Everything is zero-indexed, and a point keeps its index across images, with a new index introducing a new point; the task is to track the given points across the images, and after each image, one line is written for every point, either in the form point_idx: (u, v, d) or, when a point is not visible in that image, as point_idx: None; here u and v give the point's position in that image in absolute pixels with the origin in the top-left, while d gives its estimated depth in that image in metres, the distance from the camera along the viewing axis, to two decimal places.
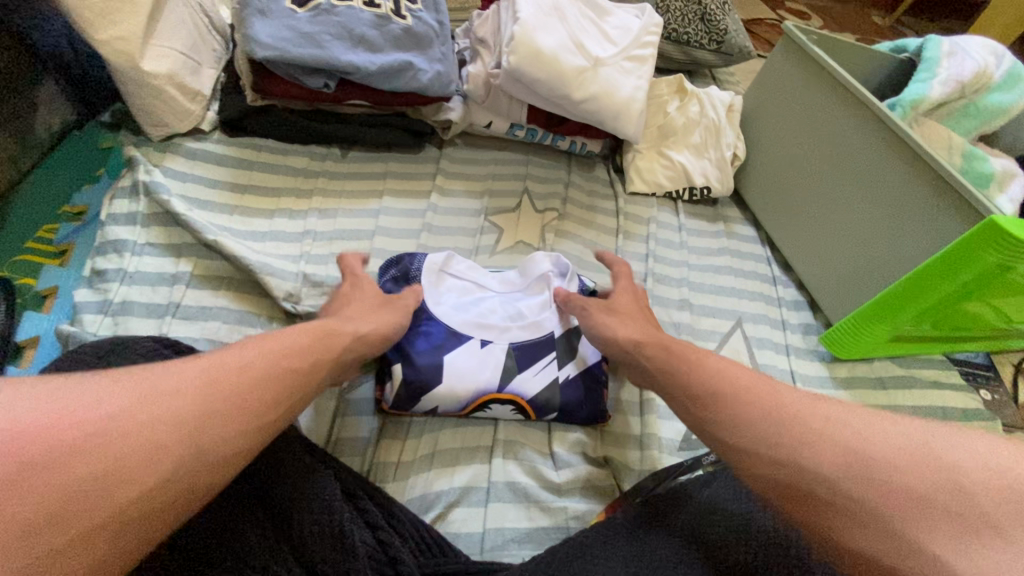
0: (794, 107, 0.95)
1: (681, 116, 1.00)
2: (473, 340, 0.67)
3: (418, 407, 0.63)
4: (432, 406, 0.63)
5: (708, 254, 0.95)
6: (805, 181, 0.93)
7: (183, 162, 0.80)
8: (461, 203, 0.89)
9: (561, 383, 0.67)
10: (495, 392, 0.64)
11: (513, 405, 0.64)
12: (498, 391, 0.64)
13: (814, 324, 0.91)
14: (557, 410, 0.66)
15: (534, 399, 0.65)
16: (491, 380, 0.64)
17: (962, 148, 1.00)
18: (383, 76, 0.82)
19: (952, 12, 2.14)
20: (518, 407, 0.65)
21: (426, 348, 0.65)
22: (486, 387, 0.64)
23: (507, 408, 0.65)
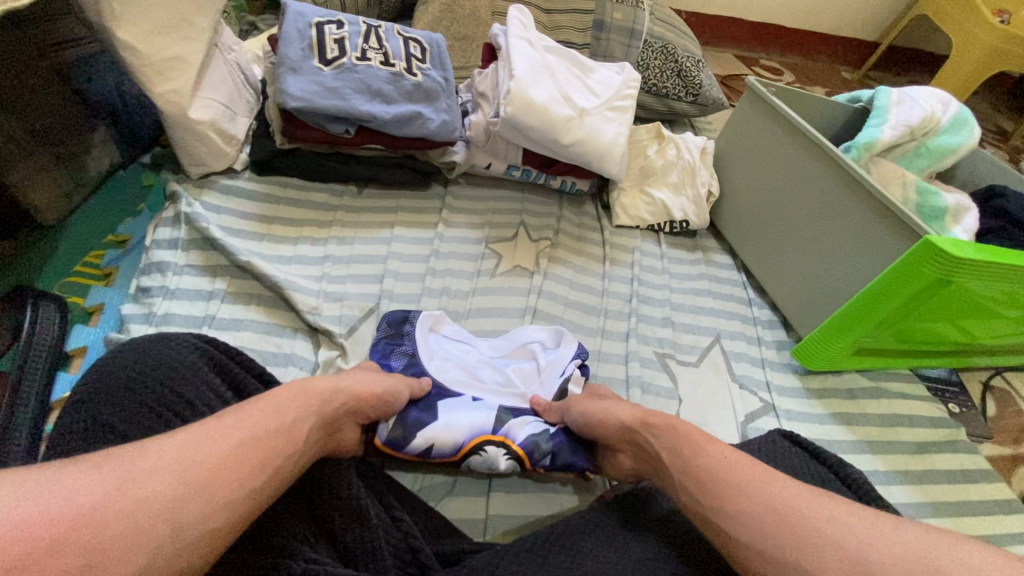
0: (760, 151, 1.07)
1: (660, 158, 1.11)
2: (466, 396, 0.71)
3: (413, 446, 0.64)
4: (426, 445, 0.65)
5: (689, 279, 1.04)
6: (774, 216, 1.04)
7: (218, 196, 0.91)
8: (464, 233, 0.99)
9: (550, 431, 0.69)
10: (489, 434, 0.66)
11: (507, 449, 0.66)
12: (492, 432, 0.66)
13: (787, 340, 0.99)
14: (548, 455, 0.67)
15: (526, 443, 0.67)
16: (485, 423, 0.67)
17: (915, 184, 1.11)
18: (396, 124, 0.94)
19: (915, 67, 2.33)
20: (510, 453, 0.66)
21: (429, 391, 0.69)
22: (481, 429, 0.66)
23: (500, 452, 0.65)
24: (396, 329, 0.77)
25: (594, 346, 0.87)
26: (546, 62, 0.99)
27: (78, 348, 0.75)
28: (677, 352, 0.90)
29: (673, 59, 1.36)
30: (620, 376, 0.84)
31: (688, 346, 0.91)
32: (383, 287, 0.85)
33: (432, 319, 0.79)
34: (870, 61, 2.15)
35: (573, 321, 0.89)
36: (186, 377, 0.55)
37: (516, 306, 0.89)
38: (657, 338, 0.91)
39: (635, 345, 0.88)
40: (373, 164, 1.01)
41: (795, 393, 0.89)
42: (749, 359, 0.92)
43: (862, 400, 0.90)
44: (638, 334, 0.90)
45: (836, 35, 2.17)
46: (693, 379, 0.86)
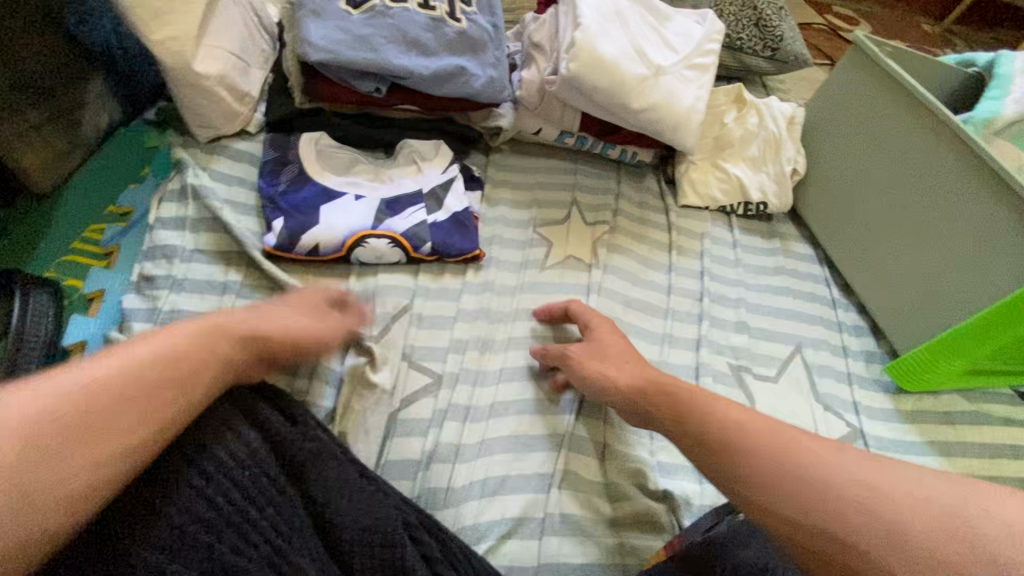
0: (864, 121, 0.89)
1: (740, 127, 0.95)
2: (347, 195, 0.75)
3: (300, 247, 0.70)
4: (313, 244, 0.70)
5: (765, 273, 0.90)
6: (871, 202, 0.88)
7: (231, 164, 0.79)
8: (510, 213, 0.87)
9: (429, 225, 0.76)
10: (368, 229, 0.72)
11: (391, 240, 0.72)
12: (370, 228, 0.72)
13: (877, 351, 0.85)
14: (430, 244, 0.74)
15: (407, 233, 0.74)
16: (365, 219, 0.73)
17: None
18: (435, 83, 0.80)
19: (1009, 18, 2.03)
20: (395, 242, 0.73)
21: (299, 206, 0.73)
22: (360, 224, 0.72)
23: (383, 242, 0.72)
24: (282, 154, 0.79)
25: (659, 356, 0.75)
26: (617, 7, 0.82)
27: (76, 343, 0.66)
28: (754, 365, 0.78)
29: (751, 5, 1.16)
30: None
31: (764, 356, 0.79)
32: (417, 281, 0.74)
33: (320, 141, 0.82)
34: (958, 12, 1.88)
35: (636, 326, 0.77)
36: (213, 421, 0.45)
37: None
38: (731, 346, 0.78)
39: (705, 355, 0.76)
40: (406, 128, 0.88)
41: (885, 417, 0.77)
42: (835, 374, 0.80)
43: (962, 426, 0.78)
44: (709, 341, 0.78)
45: None
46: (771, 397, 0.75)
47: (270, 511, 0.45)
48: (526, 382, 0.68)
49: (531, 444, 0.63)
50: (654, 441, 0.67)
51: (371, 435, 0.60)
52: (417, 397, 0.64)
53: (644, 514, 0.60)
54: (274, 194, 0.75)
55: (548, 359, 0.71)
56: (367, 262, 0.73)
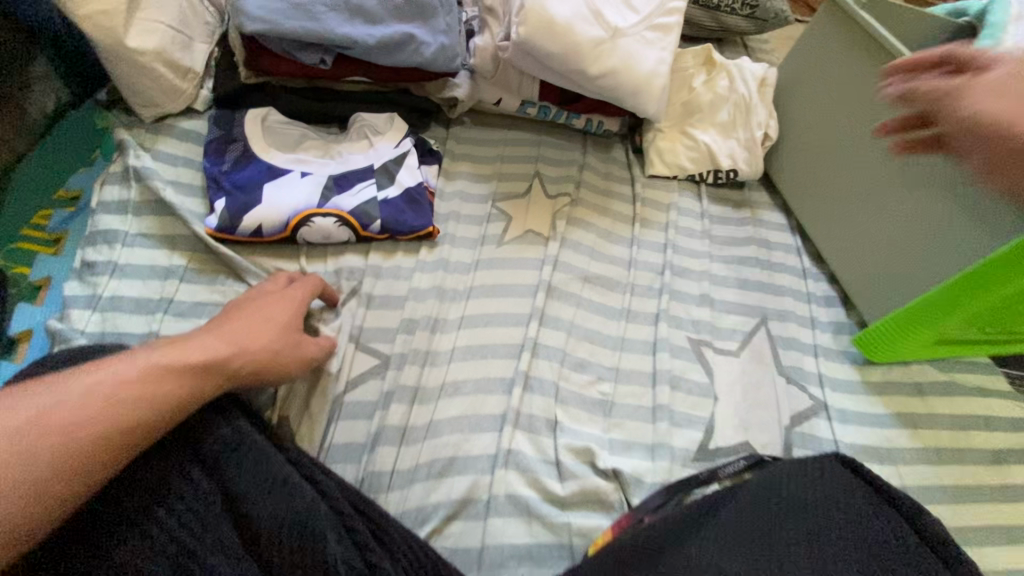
0: (837, 81, 0.85)
1: (708, 92, 0.92)
2: (293, 173, 0.73)
3: (242, 229, 0.68)
4: (255, 226, 0.68)
5: (733, 244, 0.87)
6: (843, 167, 0.84)
7: (176, 144, 0.76)
8: (468, 187, 0.85)
9: (379, 201, 0.74)
10: (314, 208, 0.70)
11: (337, 218, 0.70)
12: (316, 207, 0.70)
13: (847, 322, 0.82)
14: (379, 221, 0.72)
15: (355, 211, 0.72)
16: (311, 198, 0.71)
17: None
18: (382, 52, 0.77)
19: None
20: (343, 221, 0.71)
21: (245, 186, 0.70)
22: (306, 204, 0.70)
23: (330, 221, 0.70)
24: (226, 133, 0.76)
25: (618, 332, 0.73)
26: None
27: (22, 331, 0.66)
28: (716, 339, 0.76)
29: None
30: (646, 369, 0.71)
31: (727, 330, 0.77)
32: (367, 261, 0.72)
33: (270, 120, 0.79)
34: None
35: (595, 301, 0.76)
36: None
37: (525, 282, 0.75)
38: (692, 320, 0.77)
39: (665, 330, 0.74)
40: (358, 101, 0.84)
41: (851, 388, 0.76)
42: (801, 346, 0.78)
43: (932, 398, 0.76)
44: (669, 315, 0.76)
45: None
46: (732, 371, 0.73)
47: (180, 509, 0.45)
48: (478, 361, 0.67)
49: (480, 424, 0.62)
50: (608, 418, 0.66)
51: (315, 419, 0.59)
52: (363, 379, 0.63)
53: (592, 494, 0.60)
54: (217, 173, 0.72)
55: (501, 337, 0.69)
56: (314, 241, 0.71)
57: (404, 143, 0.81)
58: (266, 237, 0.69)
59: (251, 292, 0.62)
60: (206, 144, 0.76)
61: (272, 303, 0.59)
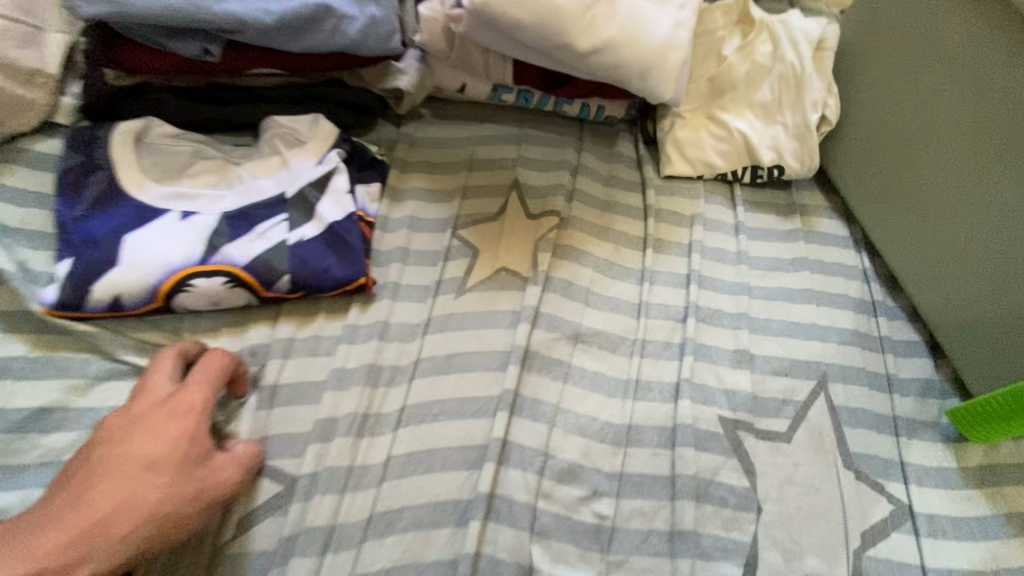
0: (931, 37, 0.59)
1: (744, 62, 0.69)
2: (171, 214, 0.53)
3: (95, 302, 0.49)
4: (113, 296, 0.50)
5: (779, 270, 0.65)
6: (935, 165, 0.59)
7: (25, 175, 0.57)
8: (422, 210, 0.64)
9: (291, 247, 0.54)
10: (194, 265, 0.51)
11: (228, 277, 0.51)
12: (198, 264, 0.51)
13: (939, 381, 0.60)
14: (288, 276, 0.52)
15: (253, 265, 0.52)
16: (192, 251, 0.52)
17: None
18: (286, 34, 0.55)
19: None
20: (237, 281, 0.52)
21: (100, 239, 0.51)
22: (185, 260, 0.51)
23: (219, 282, 0.51)
24: (86, 158, 0.56)
25: (623, 418, 0.53)
26: None
27: None
28: (757, 416, 0.55)
29: None
30: (660, 471, 0.51)
31: (774, 403, 0.56)
32: (277, 331, 0.53)
33: (148, 137, 0.59)
34: None
35: (591, 372, 0.55)
36: None
37: (494, 349, 0.55)
38: (726, 391, 0.56)
39: (689, 410, 0.54)
40: (272, 100, 0.64)
41: (947, 483, 0.54)
42: (875, 422, 0.56)
43: None
44: (694, 386, 0.56)
45: None
46: (781, 466, 0.53)
47: None
48: (424, 478, 0.48)
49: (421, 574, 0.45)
50: (606, 553, 0.47)
51: None
52: (258, 518, 0.46)
53: None
54: (67, 219, 0.53)
55: (457, 437, 0.50)
56: (198, 308, 0.52)
57: (330, 157, 0.60)
58: (130, 310, 0.50)
59: (153, 384, 0.47)
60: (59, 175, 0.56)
61: (157, 428, 0.44)
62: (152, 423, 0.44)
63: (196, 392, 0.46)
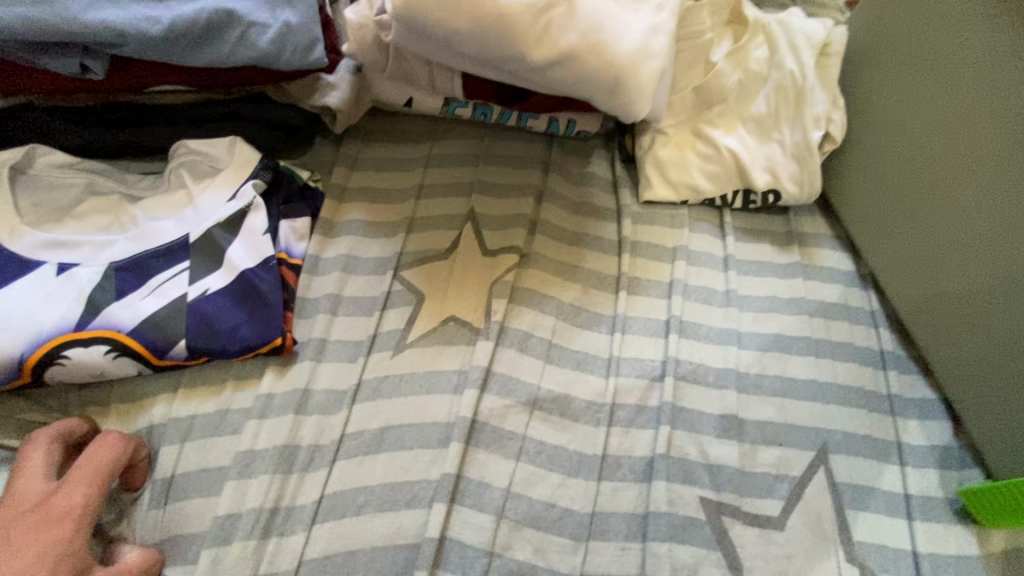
0: (958, 46, 0.49)
1: (733, 70, 0.59)
2: (46, 267, 0.45)
3: None
4: None
5: (775, 313, 0.56)
6: (957, 198, 0.50)
7: None
8: (359, 247, 0.55)
9: (191, 303, 0.45)
10: (69, 332, 0.42)
11: (111, 345, 0.43)
12: (73, 330, 0.43)
13: (958, 447, 0.52)
14: (185, 339, 0.44)
15: (142, 329, 0.44)
16: (67, 315, 0.43)
17: None
18: (181, 47, 0.46)
19: None
20: (122, 349, 0.43)
21: None
22: (56, 326, 0.42)
23: (99, 351, 0.43)
24: None
25: (587, 505, 0.45)
26: None
27: None
28: (745, 496, 0.47)
29: None
30: (629, 571, 0.43)
31: (766, 480, 0.48)
32: (175, 405, 0.45)
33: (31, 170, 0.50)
34: None
35: (549, 447, 0.47)
36: None
37: (433, 420, 0.46)
38: (710, 466, 0.48)
39: (663, 493, 0.46)
40: (183, 122, 0.55)
41: (970, 574, 0.46)
42: (882, 500, 0.48)
43: None
44: (671, 461, 0.47)
45: None
46: (772, 560, 0.45)
47: None
48: None
49: None
50: None
51: None
52: None
53: None
54: None
55: (382, 536, 0.42)
56: (77, 381, 0.43)
57: (246, 190, 0.51)
58: None
59: (22, 476, 0.37)
60: None
61: (24, 548, 0.34)
62: (13, 540, 0.34)
63: (77, 494, 0.37)
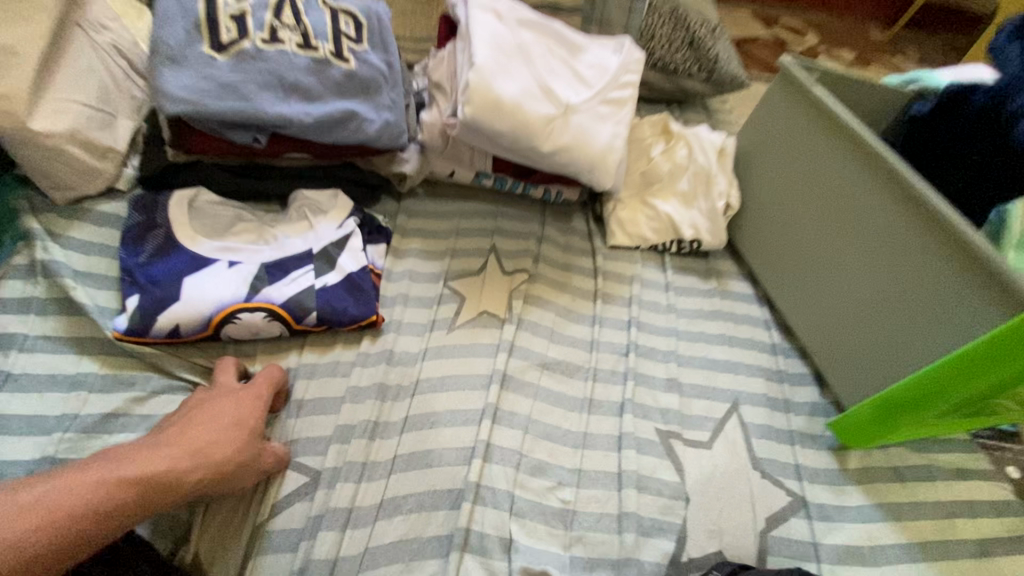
0: (799, 153, 0.81)
1: (666, 161, 0.90)
2: (219, 263, 0.66)
3: (158, 330, 0.61)
4: (173, 325, 0.62)
5: (700, 318, 0.83)
6: (807, 242, 0.80)
7: (91, 231, 0.69)
8: (418, 266, 0.79)
9: (317, 290, 0.67)
10: (240, 302, 0.63)
11: (267, 312, 0.64)
12: (244, 301, 0.64)
13: (822, 403, 0.77)
14: (315, 312, 0.66)
15: (287, 304, 0.65)
16: (238, 293, 0.64)
17: None
18: (321, 130, 0.72)
19: None
20: (273, 316, 0.64)
21: (165, 280, 0.64)
22: (232, 298, 0.63)
23: (259, 316, 0.64)
24: (149, 218, 0.69)
25: (581, 427, 0.67)
26: (520, 42, 0.76)
27: None
28: (685, 428, 0.71)
29: (685, 23, 1.07)
30: (611, 468, 0.65)
31: (698, 419, 0.72)
32: (302, 357, 0.65)
33: (200, 202, 0.73)
34: (917, 13, 1.70)
35: (554, 393, 0.69)
36: None
37: (477, 373, 0.68)
38: (660, 409, 0.71)
39: (632, 423, 0.68)
40: (299, 178, 0.79)
41: (831, 479, 0.70)
42: (774, 434, 0.73)
43: (912, 484, 0.72)
44: (635, 404, 0.70)
45: None
46: (704, 467, 0.67)
47: None
48: (424, 471, 0.60)
49: (423, 547, 0.56)
50: (570, 530, 0.60)
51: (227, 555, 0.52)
52: (289, 502, 0.56)
53: None
54: (134, 265, 0.65)
55: (448, 441, 0.62)
56: (240, 338, 0.64)
57: (349, 223, 0.75)
58: (185, 336, 0.62)
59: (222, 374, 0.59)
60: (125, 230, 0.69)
61: (228, 403, 0.54)
62: (230, 400, 0.55)
63: (260, 386, 0.58)
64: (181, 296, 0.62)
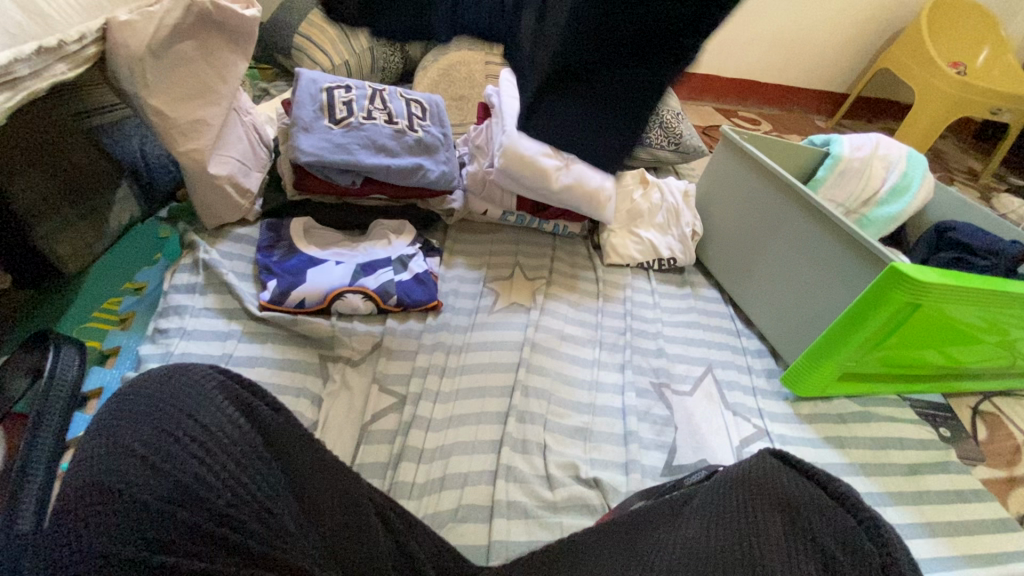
0: (735, 189, 1.10)
1: (645, 202, 1.18)
2: (329, 262, 0.93)
3: (289, 301, 0.88)
4: (299, 300, 0.88)
5: (679, 312, 1.08)
6: (752, 250, 1.07)
7: (232, 245, 0.98)
8: (463, 272, 1.04)
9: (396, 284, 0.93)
10: (346, 286, 0.90)
11: (364, 294, 0.90)
12: (348, 285, 0.90)
13: (777, 369, 1.01)
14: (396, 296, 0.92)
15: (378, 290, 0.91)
16: (343, 281, 0.91)
17: (864, 219, 1.21)
18: (398, 175, 1.00)
19: (893, 114, 2.33)
20: (367, 298, 0.90)
21: (292, 271, 0.91)
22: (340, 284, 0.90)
23: (358, 298, 0.90)
24: (277, 234, 0.97)
25: (588, 378, 0.90)
26: None
27: (94, 388, 0.79)
28: (672, 381, 0.93)
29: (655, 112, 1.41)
30: (616, 405, 0.87)
31: (683, 374, 0.94)
32: (387, 326, 0.90)
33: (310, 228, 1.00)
34: (846, 107, 2.11)
35: (571, 361, 0.92)
36: (202, 402, 0.53)
37: (512, 340, 0.92)
38: (653, 367, 0.94)
39: (630, 375, 0.91)
40: (377, 213, 1.06)
41: (787, 419, 0.92)
42: (741, 388, 0.95)
43: (853, 424, 0.93)
44: (632, 365, 0.93)
45: (815, 89, 2.15)
46: (688, 407, 0.89)
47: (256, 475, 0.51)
48: (477, 400, 0.83)
49: (482, 448, 0.77)
50: (587, 442, 0.81)
51: (346, 444, 0.74)
52: (385, 413, 0.79)
53: (579, 500, 0.73)
54: (269, 263, 0.93)
55: (495, 380, 0.86)
56: (343, 313, 0.90)
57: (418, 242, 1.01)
58: (307, 308, 0.88)
59: None
60: (260, 243, 0.96)
61: None
62: None
63: None
64: (308, 279, 0.89)
